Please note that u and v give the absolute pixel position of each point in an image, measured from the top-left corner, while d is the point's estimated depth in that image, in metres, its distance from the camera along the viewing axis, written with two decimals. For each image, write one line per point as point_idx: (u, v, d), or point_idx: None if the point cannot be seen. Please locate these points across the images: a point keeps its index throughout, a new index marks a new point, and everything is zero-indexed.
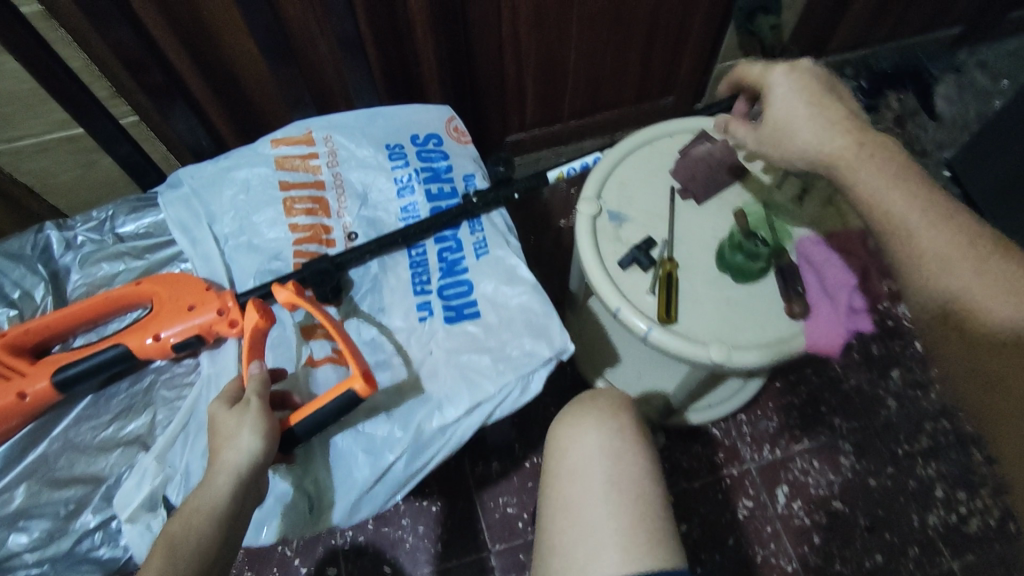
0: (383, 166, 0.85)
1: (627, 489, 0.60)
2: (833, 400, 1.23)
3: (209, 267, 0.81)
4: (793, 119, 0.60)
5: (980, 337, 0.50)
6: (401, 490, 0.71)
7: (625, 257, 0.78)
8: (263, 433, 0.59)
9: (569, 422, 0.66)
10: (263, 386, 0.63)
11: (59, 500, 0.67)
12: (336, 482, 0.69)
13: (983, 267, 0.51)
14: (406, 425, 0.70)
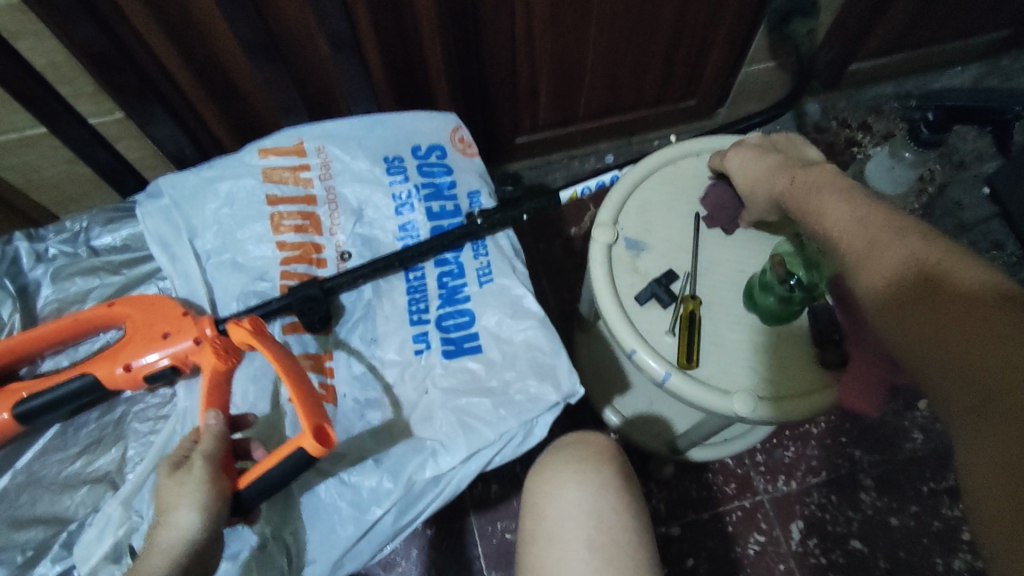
0: (381, 180, 0.78)
1: (611, 554, 0.53)
2: (854, 430, 1.16)
3: (189, 286, 0.75)
4: (749, 185, 0.66)
5: (926, 300, 0.44)
6: (390, 544, 0.65)
7: (643, 291, 0.71)
8: (210, 505, 0.53)
9: (547, 475, 0.59)
10: (218, 444, 0.57)
11: (19, 543, 0.61)
12: (318, 536, 0.62)
13: (915, 245, 0.47)
14: (396, 477, 0.62)
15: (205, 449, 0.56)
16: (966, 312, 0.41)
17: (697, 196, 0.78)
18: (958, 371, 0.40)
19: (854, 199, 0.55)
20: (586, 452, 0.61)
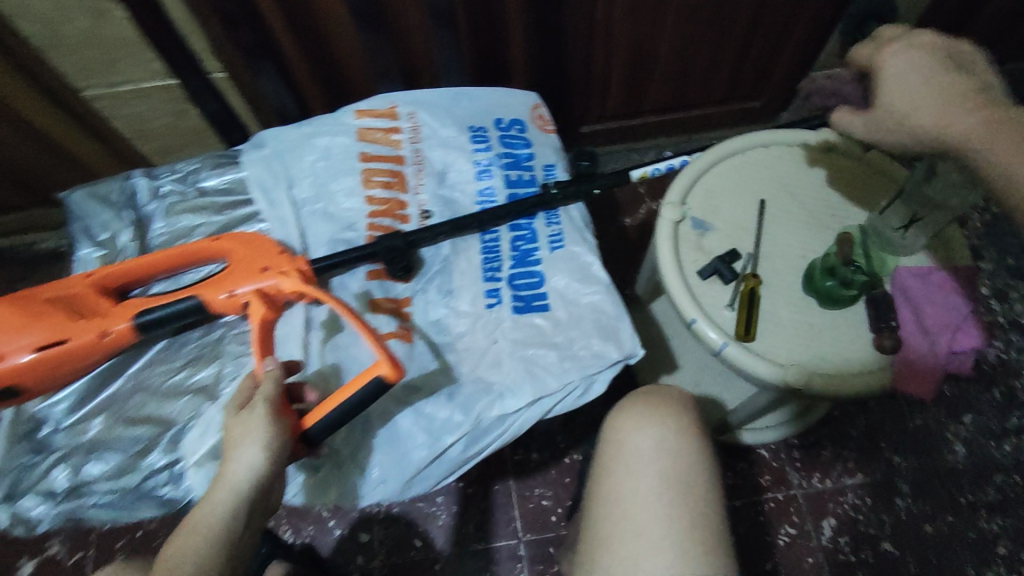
0: (465, 147, 0.83)
1: (687, 492, 0.58)
2: (895, 436, 1.17)
3: (283, 230, 0.80)
4: (914, 103, 0.50)
5: None
6: (456, 472, 0.70)
7: (706, 267, 0.75)
8: (272, 444, 0.57)
9: (630, 417, 0.64)
10: (274, 389, 0.61)
11: (131, 437, 0.69)
12: (391, 458, 0.68)
13: None
14: (467, 411, 0.68)
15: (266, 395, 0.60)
16: None
17: (765, 185, 0.81)
18: None
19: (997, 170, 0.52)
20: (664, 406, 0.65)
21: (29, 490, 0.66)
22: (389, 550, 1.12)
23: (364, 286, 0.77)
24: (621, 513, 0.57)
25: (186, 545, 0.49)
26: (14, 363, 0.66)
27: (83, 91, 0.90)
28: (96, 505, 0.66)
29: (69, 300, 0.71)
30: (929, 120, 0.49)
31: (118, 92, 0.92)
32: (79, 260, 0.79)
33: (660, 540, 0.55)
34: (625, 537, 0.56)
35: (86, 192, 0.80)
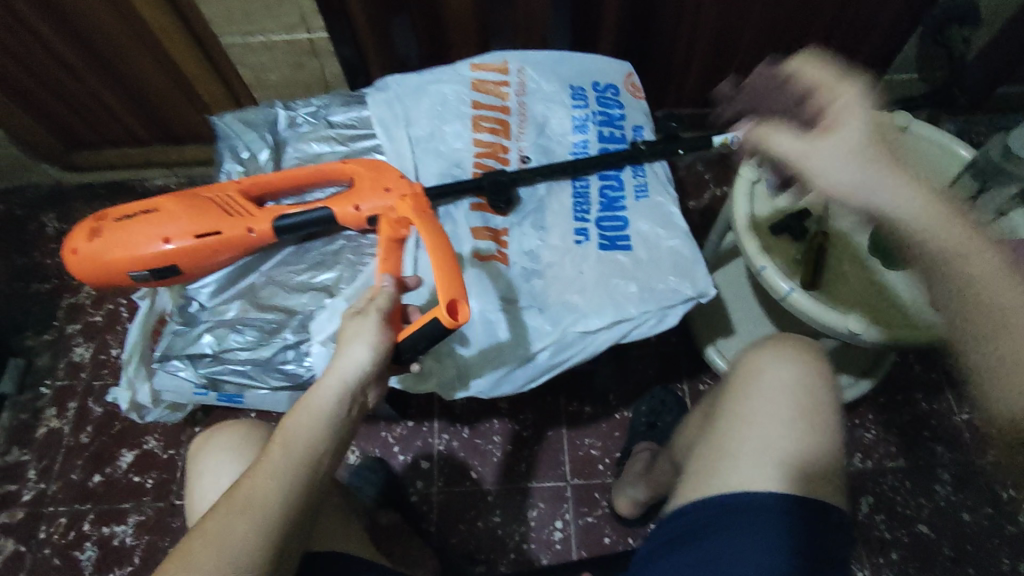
0: (565, 103, 0.93)
1: (810, 426, 0.67)
2: (940, 428, 1.19)
3: (400, 162, 0.91)
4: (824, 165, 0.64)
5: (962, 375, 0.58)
6: (540, 378, 0.80)
7: (777, 223, 0.81)
8: (377, 348, 0.63)
9: (771, 351, 0.73)
10: (388, 301, 0.66)
11: (264, 319, 0.81)
12: (487, 358, 0.79)
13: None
14: (556, 323, 0.79)
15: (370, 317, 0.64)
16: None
17: None
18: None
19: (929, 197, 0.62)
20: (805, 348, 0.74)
21: (180, 353, 0.81)
22: (448, 480, 1.20)
23: (467, 216, 0.87)
24: (747, 425, 0.67)
25: (298, 431, 0.57)
26: (175, 246, 0.79)
27: (219, 36, 0.98)
28: (234, 368, 0.79)
29: (222, 200, 0.83)
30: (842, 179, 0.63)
31: (252, 42, 0.99)
32: (224, 173, 0.91)
33: (778, 455, 0.64)
34: (749, 445, 0.66)
35: (234, 116, 0.94)
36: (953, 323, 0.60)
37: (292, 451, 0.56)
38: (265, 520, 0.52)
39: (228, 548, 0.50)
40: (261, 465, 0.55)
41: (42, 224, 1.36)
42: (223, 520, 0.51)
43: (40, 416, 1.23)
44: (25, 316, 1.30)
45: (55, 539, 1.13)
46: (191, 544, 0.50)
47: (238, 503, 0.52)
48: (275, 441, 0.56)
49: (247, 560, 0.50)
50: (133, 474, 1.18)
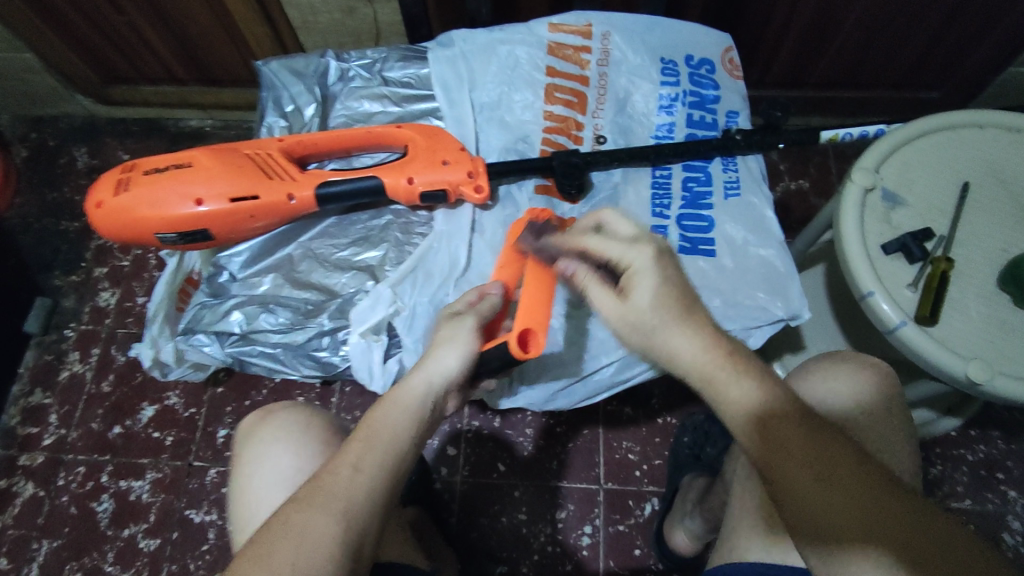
0: (652, 78, 0.82)
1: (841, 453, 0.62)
2: (1017, 469, 0.99)
3: (460, 130, 0.81)
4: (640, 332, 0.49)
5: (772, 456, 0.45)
6: (600, 395, 0.78)
7: (892, 242, 0.70)
8: (467, 356, 0.57)
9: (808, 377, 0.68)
10: (488, 314, 0.60)
11: (301, 299, 0.77)
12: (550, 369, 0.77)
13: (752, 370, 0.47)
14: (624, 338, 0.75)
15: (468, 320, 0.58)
16: (814, 453, 0.44)
17: (969, 167, 0.74)
18: (852, 502, 0.43)
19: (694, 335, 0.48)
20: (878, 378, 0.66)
21: (206, 328, 0.77)
22: (473, 469, 1.02)
23: (531, 199, 0.79)
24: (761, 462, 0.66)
25: (383, 425, 0.51)
26: (208, 208, 0.73)
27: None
28: (264, 351, 0.76)
29: (261, 159, 0.76)
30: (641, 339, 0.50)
31: None
32: (266, 126, 0.85)
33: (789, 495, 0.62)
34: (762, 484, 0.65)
35: (281, 63, 0.84)
36: (757, 393, 0.47)
37: (377, 446, 0.50)
38: (350, 516, 0.47)
39: (308, 545, 0.45)
40: (343, 456, 0.50)
41: (74, 157, 1.25)
42: (304, 514, 0.47)
43: (64, 359, 1.11)
44: (54, 255, 1.18)
45: (74, 487, 1.03)
46: (268, 536, 0.46)
47: (321, 496, 0.47)
48: (358, 434, 0.51)
49: (326, 561, 0.45)
50: (152, 430, 1.06)
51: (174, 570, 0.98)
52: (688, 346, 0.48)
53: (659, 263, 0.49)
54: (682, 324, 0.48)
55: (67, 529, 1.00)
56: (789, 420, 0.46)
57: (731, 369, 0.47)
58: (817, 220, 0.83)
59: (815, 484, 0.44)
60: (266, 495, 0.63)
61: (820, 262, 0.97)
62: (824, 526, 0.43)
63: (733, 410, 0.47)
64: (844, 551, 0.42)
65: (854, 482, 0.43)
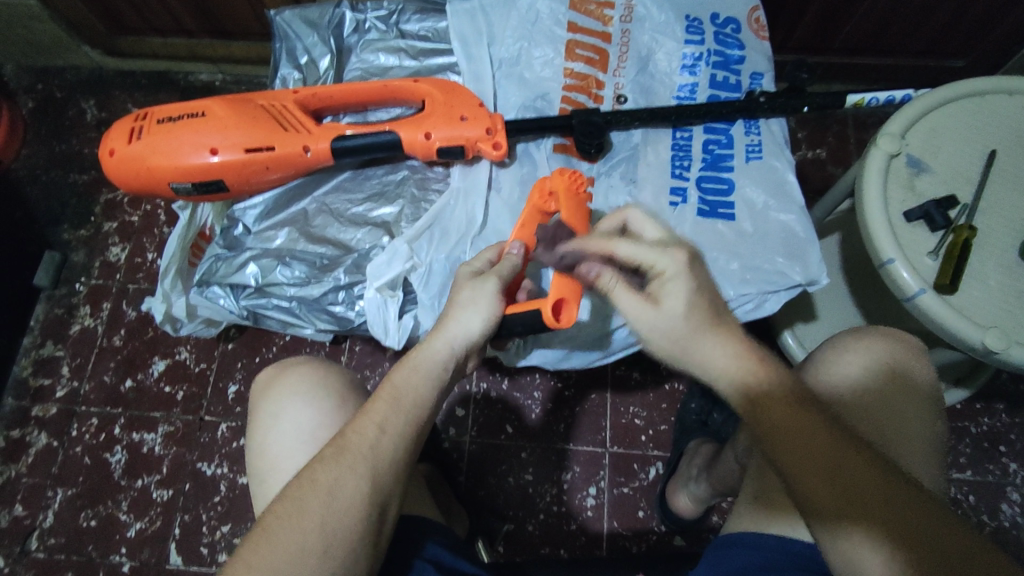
0: (676, 36, 0.79)
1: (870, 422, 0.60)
2: (1019, 443, 1.00)
3: (478, 87, 0.80)
4: (688, 344, 0.49)
5: (770, 439, 0.46)
6: (611, 355, 0.80)
7: (915, 209, 0.69)
8: (493, 316, 0.59)
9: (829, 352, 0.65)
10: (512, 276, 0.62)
11: (316, 253, 0.77)
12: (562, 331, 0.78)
13: (748, 356, 0.48)
14: None
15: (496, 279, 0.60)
16: (813, 439, 0.45)
17: (998, 136, 0.73)
18: (856, 489, 0.43)
19: (723, 342, 0.49)
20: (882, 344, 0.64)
21: (221, 281, 0.77)
22: (480, 430, 1.03)
23: (549, 158, 0.78)
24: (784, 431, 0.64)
25: (409, 388, 0.54)
26: (222, 158, 0.73)
27: None
28: (280, 304, 0.76)
29: (276, 111, 0.76)
30: (677, 349, 0.50)
31: None
32: (280, 79, 0.83)
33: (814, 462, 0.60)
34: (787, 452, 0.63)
35: (295, 13, 0.82)
36: (758, 377, 0.47)
37: (401, 407, 0.53)
38: (376, 476, 0.50)
39: (337, 502, 0.48)
40: (369, 414, 0.52)
41: (81, 110, 1.23)
42: (333, 472, 0.49)
43: (74, 313, 1.12)
44: (63, 208, 1.18)
45: (87, 438, 1.04)
46: (298, 492, 0.49)
47: (349, 456, 0.50)
48: (382, 393, 0.53)
49: (354, 518, 0.48)
50: (164, 385, 1.07)
51: (187, 520, 1.00)
52: (725, 359, 0.48)
53: (694, 274, 0.49)
54: (716, 335, 0.49)
55: (81, 478, 1.02)
56: (787, 404, 0.46)
57: (739, 356, 0.48)
58: (838, 186, 0.82)
59: (818, 468, 0.44)
60: (284, 447, 0.64)
61: (835, 231, 0.97)
62: (827, 506, 0.44)
63: (733, 395, 0.48)
64: (839, 528, 0.44)
65: (856, 467, 0.44)
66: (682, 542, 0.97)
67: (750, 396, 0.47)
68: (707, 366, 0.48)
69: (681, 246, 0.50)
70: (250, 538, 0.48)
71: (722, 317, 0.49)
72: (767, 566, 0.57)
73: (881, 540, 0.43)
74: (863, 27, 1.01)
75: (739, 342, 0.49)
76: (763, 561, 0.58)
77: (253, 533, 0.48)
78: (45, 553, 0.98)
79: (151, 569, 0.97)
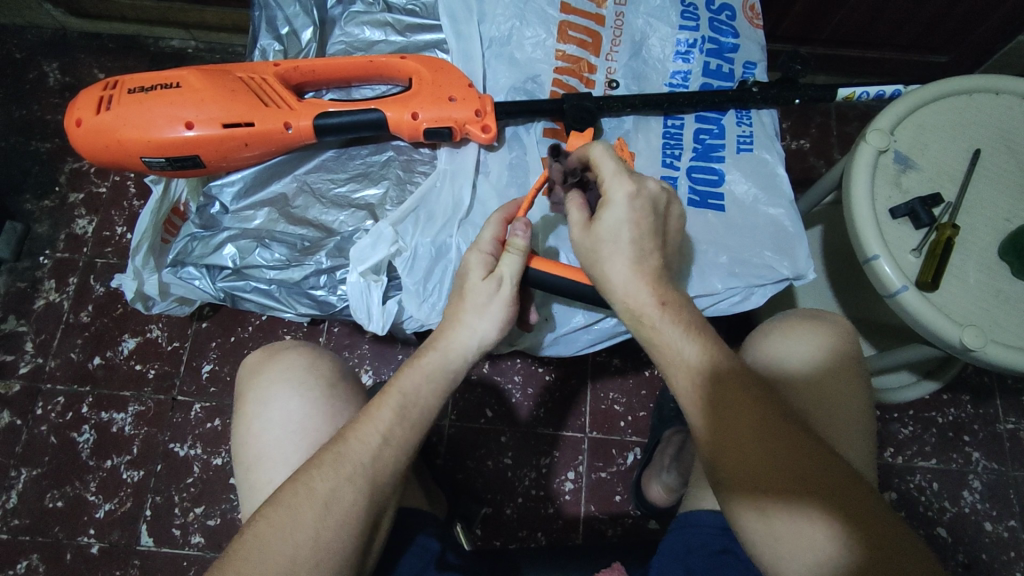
0: (671, 20, 0.78)
1: (827, 397, 0.61)
2: (981, 433, 1.03)
3: (467, 67, 0.78)
4: (601, 263, 0.55)
5: (701, 408, 0.50)
6: (601, 344, 0.79)
7: (900, 206, 0.70)
8: (487, 337, 0.60)
9: (801, 331, 0.66)
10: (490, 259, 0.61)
11: (297, 235, 0.76)
12: (553, 319, 0.78)
13: (679, 328, 0.52)
14: None
15: (517, 260, 0.60)
16: (738, 412, 0.48)
17: (983, 135, 0.73)
18: (778, 463, 0.47)
19: (636, 287, 0.54)
20: (842, 339, 0.65)
21: (197, 261, 0.76)
22: (460, 414, 1.03)
23: (539, 142, 0.77)
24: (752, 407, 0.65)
25: (418, 406, 0.55)
26: (198, 132, 0.70)
27: None
28: (258, 287, 0.76)
29: (256, 85, 0.73)
30: (615, 283, 0.55)
31: None
32: (260, 50, 0.80)
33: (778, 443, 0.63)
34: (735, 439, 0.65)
35: None
36: (686, 351, 0.51)
37: (406, 417, 0.54)
38: (375, 490, 0.51)
39: (333, 514, 0.49)
40: (374, 423, 0.53)
41: (43, 73, 1.17)
42: (330, 483, 0.50)
43: (39, 287, 1.07)
44: (24, 175, 1.12)
45: (53, 417, 1.01)
46: (294, 499, 0.49)
47: (347, 467, 0.51)
48: (389, 401, 0.54)
49: (346, 533, 0.49)
50: (134, 363, 1.04)
51: (158, 501, 0.98)
52: (624, 276, 0.54)
53: (608, 220, 0.55)
54: (625, 263, 0.54)
55: (46, 458, 0.99)
56: (716, 380, 0.50)
57: (670, 324, 0.53)
58: (822, 181, 0.82)
59: (753, 449, 0.47)
60: (270, 437, 0.63)
61: (818, 224, 0.98)
62: (745, 484, 0.47)
63: (672, 366, 0.52)
64: (763, 507, 0.47)
65: (789, 450, 0.47)
66: (656, 526, 0.98)
67: (688, 373, 0.51)
68: (616, 289, 0.55)
69: (631, 177, 0.55)
70: (242, 541, 0.48)
71: (644, 246, 0.55)
72: (732, 554, 0.58)
73: (800, 522, 0.46)
74: (855, 19, 1.00)
75: (661, 298, 0.53)
76: (727, 545, 0.59)
77: (243, 537, 0.48)
78: (9, 534, 0.95)
79: (121, 550, 0.95)
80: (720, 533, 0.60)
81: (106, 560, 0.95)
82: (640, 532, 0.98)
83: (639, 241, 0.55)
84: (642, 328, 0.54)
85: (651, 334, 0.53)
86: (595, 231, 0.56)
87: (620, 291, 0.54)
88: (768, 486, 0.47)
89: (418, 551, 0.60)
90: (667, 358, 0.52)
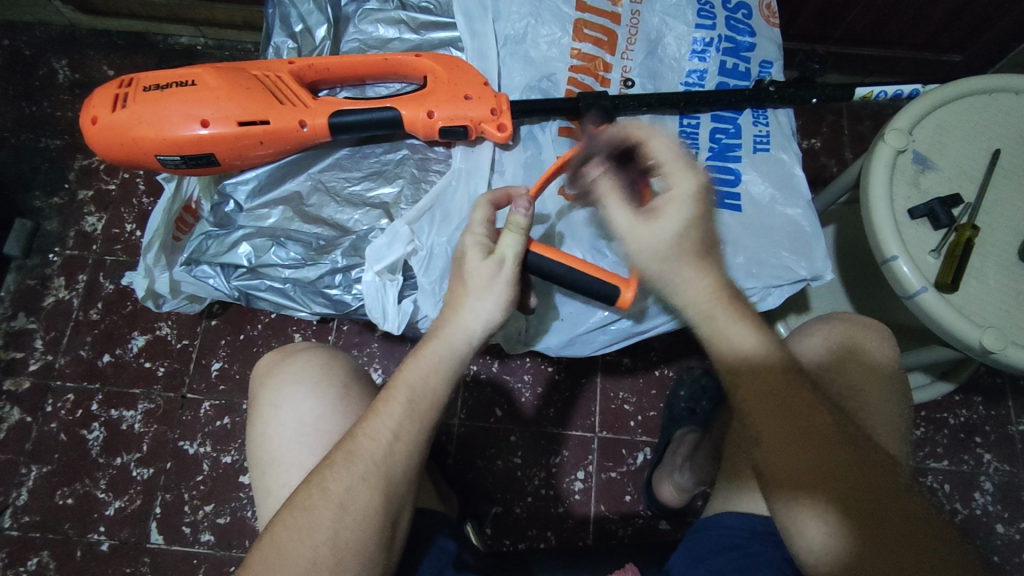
0: (688, 18, 0.77)
1: (867, 396, 0.61)
2: (994, 434, 1.03)
3: (482, 65, 0.77)
4: (672, 261, 0.51)
5: (747, 406, 0.50)
6: (616, 344, 0.79)
7: (919, 206, 0.69)
8: (491, 316, 0.58)
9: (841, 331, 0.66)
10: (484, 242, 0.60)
11: (311, 234, 0.75)
12: (568, 319, 0.78)
13: (741, 322, 0.51)
14: None
15: (516, 238, 0.58)
16: (787, 412, 0.49)
17: (1003, 136, 0.73)
18: (821, 466, 0.48)
19: (705, 285, 0.51)
20: (884, 346, 0.65)
21: (211, 260, 0.75)
22: (469, 413, 1.02)
23: (554, 141, 0.76)
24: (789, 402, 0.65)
25: (425, 397, 0.54)
26: (213, 130, 0.69)
27: None
28: (272, 285, 0.75)
29: (272, 82, 0.73)
30: (691, 281, 0.51)
31: None
32: (273, 47, 0.80)
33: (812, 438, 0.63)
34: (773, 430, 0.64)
35: None
36: (746, 345, 0.51)
37: (414, 409, 0.53)
38: (390, 489, 0.51)
39: (350, 514, 0.49)
40: (383, 418, 0.53)
41: (53, 70, 1.16)
42: (346, 482, 0.50)
43: (48, 284, 1.07)
44: (34, 173, 1.12)
45: (63, 415, 1.01)
46: (309, 502, 0.49)
47: (361, 465, 0.51)
48: (396, 395, 0.54)
49: (366, 532, 0.49)
50: (144, 360, 1.04)
51: (168, 498, 0.98)
52: (694, 275, 0.51)
53: (684, 214, 0.51)
54: (695, 259, 0.51)
55: (56, 455, 0.99)
56: (767, 378, 0.50)
57: (734, 321, 0.51)
58: (840, 180, 0.81)
59: (797, 451, 0.48)
60: (286, 438, 0.62)
61: (833, 223, 0.97)
62: (786, 483, 0.48)
63: (727, 356, 0.51)
64: (803, 506, 0.48)
65: (832, 454, 0.48)
66: (667, 526, 0.98)
67: (744, 371, 0.50)
68: (685, 285, 0.51)
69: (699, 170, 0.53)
70: (264, 543, 0.49)
71: (715, 242, 0.53)
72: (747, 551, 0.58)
73: (838, 524, 0.47)
74: (869, 18, 0.99)
75: (727, 291, 0.52)
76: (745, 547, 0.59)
77: (264, 541, 0.48)
78: (19, 531, 0.95)
79: (132, 547, 0.95)
80: (748, 535, 0.60)
81: (116, 557, 0.95)
82: (651, 532, 0.98)
83: (707, 235, 0.52)
84: (708, 324, 0.51)
85: (718, 330, 0.51)
86: (659, 225, 0.52)
87: (686, 292, 0.52)
88: (809, 487, 0.48)
89: (432, 550, 0.60)
90: (729, 348, 0.51)
